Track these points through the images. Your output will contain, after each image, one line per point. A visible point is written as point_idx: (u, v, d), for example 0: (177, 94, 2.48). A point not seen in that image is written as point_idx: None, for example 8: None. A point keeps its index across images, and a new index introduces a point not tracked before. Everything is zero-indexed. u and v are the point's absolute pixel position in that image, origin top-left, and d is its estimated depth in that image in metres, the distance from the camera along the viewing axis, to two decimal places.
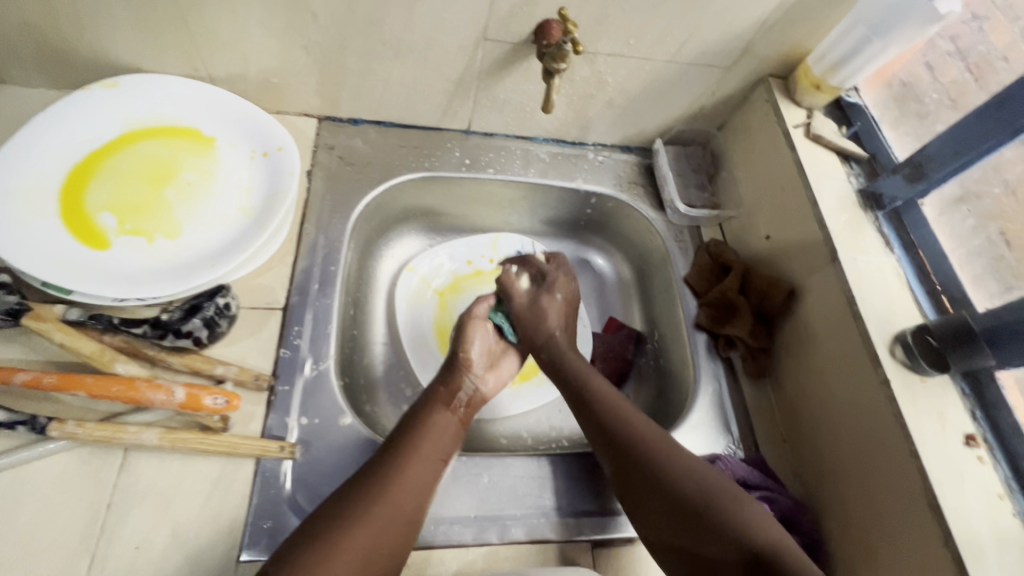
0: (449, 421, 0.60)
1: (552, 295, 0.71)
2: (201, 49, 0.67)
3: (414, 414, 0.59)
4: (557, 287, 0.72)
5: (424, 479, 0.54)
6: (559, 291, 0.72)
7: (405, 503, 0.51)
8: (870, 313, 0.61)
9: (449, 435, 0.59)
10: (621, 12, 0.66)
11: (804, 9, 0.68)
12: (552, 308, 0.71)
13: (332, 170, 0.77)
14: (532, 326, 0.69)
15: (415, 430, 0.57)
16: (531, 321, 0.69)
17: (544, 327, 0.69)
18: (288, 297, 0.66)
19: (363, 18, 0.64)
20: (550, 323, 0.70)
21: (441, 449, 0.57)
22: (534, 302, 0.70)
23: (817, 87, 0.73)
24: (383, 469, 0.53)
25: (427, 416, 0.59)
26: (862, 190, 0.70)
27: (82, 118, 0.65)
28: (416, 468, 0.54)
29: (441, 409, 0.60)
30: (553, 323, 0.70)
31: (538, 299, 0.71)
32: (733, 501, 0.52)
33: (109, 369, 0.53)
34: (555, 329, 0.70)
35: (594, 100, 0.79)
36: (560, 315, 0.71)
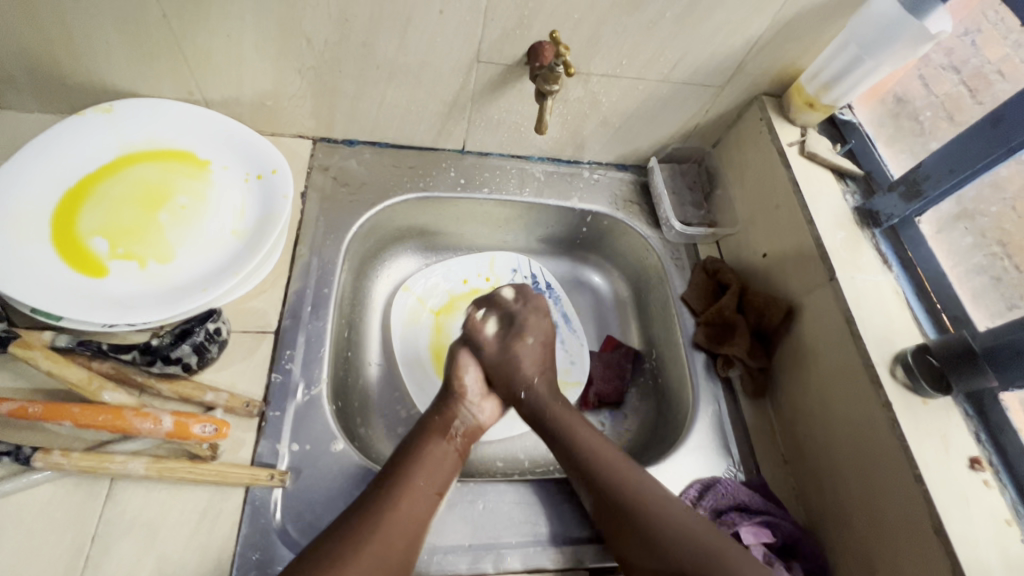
0: (445, 452, 0.59)
1: (522, 342, 0.69)
2: (196, 73, 0.68)
3: (409, 444, 0.59)
4: (528, 330, 0.70)
5: (419, 512, 0.53)
6: (529, 340, 0.69)
7: (398, 539, 0.50)
8: (869, 333, 0.60)
9: (447, 467, 0.58)
10: (613, 34, 0.66)
11: (796, 29, 0.68)
12: (525, 352, 0.68)
13: (327, 192, 0.77)
14: (506, 380, 0.67)
15: (409, 462, 0.56)
16: (506, 369, 0.67)
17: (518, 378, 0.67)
18: (281, 320, 0.65)
19: (356, 42, 0.65)
20: (523, 374, 0.67)
21: (436, 481, 0.56)
22: (505, 348, 0.68)
23: (810, 105, 0.74)
24: (373, 503, 0.52)
25: (421, 447, 0.58)
26: (858, 208, 0.70)
27: (76, 143, 0.65)
28: (410, 503, 0.53)
29: (438, 439, 0.60)
30: (529, 374, 0.67)
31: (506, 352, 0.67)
32: (711, 546, 0.52)
33: (95, 397, 0.52)
34: (532, 378, 0.67)
35: (588, 119, 0.79)
36: (536, 361, 0.68)
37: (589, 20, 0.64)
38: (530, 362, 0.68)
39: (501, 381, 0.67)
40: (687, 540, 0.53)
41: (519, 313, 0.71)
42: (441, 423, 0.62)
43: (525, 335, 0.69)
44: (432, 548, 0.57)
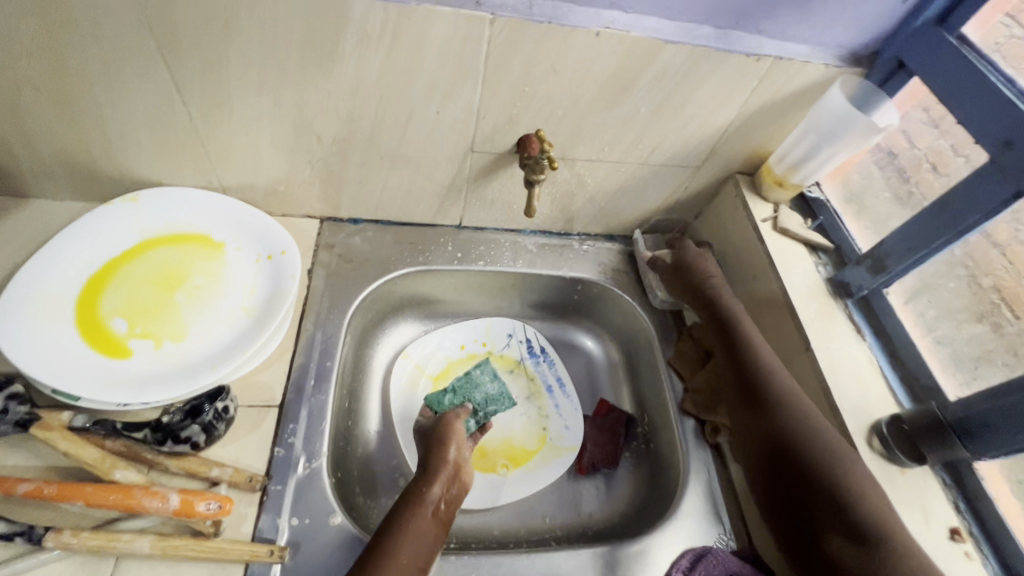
0: (428, 522, 0.60)
1: (705, 265, 0.80)
2: (215, 164, 0.74)
3: (397, 513, 0.60)
4: (704, 262, 0.81)
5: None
6: (708, 265, 0.80)
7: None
8: (846, 402, 0.63)
9: (428, 544, 0.59)
10: (594, 126, 0.73)
11: (761, 118, 0.75)
12: (700, 264, 0.81)
13: (332, 268, 0.82)
14: (693, 280, 0.79)
15: (398, 533, 0.58)
16: (701, 276, 0.79)
17: (690, 267, 0.80)
18: (284, 394, 0.68)
19: (362, 138, 0.72)
20: (704, 277, 0.79)
21: (419, 557, 0.57)
22: (693, 262, 0.81)
23: (779, 184, 0.79)
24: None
25: (411, 517, 0.59)
26: (831, 279, 0.74)
27: (105, 230, 0.71)
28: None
29: (426, 511, 0.61)
30: (710, 280, 0.78)
31: (692, 258, 0.81)
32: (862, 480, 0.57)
33: (107, 476, 0.54)
34: (699, 281, 0.79)
35: (576, 196, 0.85)
36: (716, 271, 0.80)
37: (571, 116, 0.71)
38: (713, 274, 0.79)
39: (700, 270, 0.80)
40: (836, 458, 0.58)
41: (691, 255, 0.82)
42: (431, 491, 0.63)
43: (705, 258, 0.82)
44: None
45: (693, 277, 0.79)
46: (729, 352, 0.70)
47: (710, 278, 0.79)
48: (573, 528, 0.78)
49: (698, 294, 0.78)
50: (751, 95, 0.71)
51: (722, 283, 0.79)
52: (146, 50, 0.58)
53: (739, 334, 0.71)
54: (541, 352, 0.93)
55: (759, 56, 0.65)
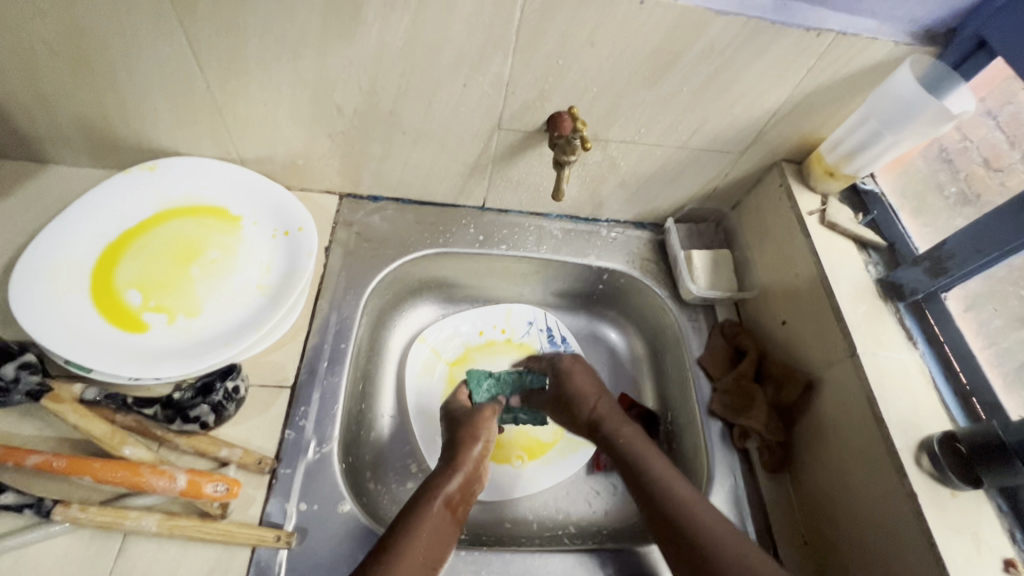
0: (443, 517, 0.59)
1: (578, 381, 0.73)
2: (234, 135, 0.72)
3: (411, 506, 0.59)
4: (579, 376, 0.74)
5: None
6: (578, 376, 0.73)
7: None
8: (893, 415, 0.58)
9: (444, 537, 0.58)
10: (631, 105, 0.68)
11: (816, 101, 0.68)
12: (574, 375, 0.73)
13: (350, 247, 0.79)
14: (579, 400, 0.72)
15: (409, 526, 0.56)
16: (579, 398, 0.72)
17: (564, 394, 0.72)
18: (297, 375, 0.67)
19: (384, 111, 0.68)
20: (572, 390, 0.72)
21: (434, 549, 0.56)
22: (559, 387, 0.73)
23: (830, 174, 0.73)
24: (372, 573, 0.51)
25: (425, 510, 0.58)
26: (881, 280, 0.68)
27: (122, 199, 0.70)
28: (408, 574, 0.52)
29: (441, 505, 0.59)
30: (582, 398, 0.72)
31: (563, 378, 0.73)
32: None
33: (116, 452, 0.53)
34: (581, 411, 0.71)
35: (606, 180, 0.80)
36: (592, 385, 0.73)
37: (607, 94, 0.66)
38: (597, 391, 0.73)
39: (580, 385, 0.73)
40: None
41: (561, 365, 0.75)
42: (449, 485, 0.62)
43: (586, 369, 0.75)
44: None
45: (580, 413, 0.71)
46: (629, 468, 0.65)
47: (592, 394, 0.72)
48: (589, 526, 0.75)
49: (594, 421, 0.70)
50: (808, 74, 0.64)
51: (598, 397, 0.72)
52: (161, 12, 0.55)
53: (633, 452, 0.66)
54: (563, 342, 0.89)
55: (820, 31, 0.59)
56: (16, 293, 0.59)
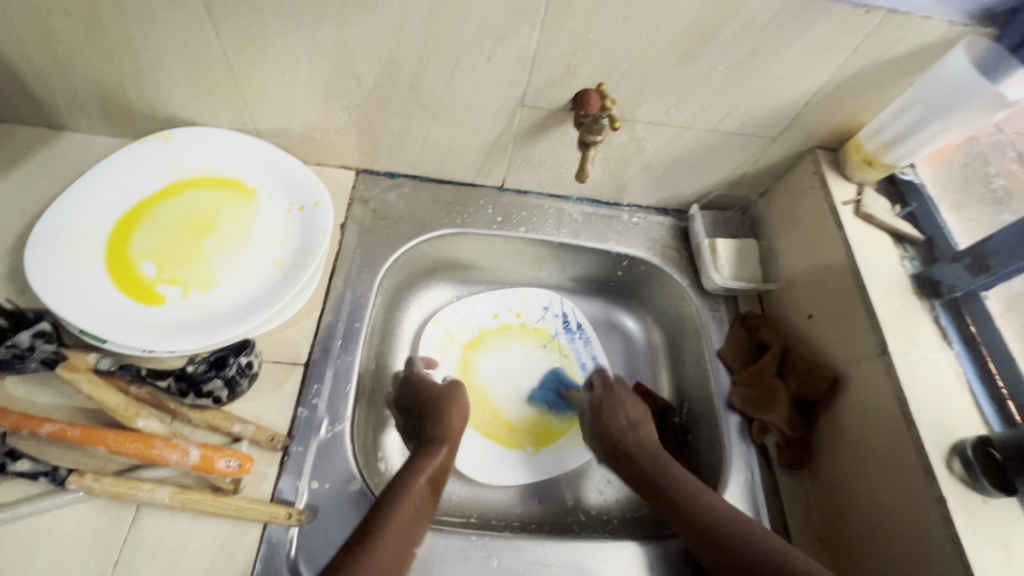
0: (423, 495, 0.58)
1: (620, 409, 0.73)
2: (249, 105, 0.70)
3: (389, 487, 0.58)
4: (624, 402, 0.74)
5: (395, 562, 0.52)
6: (619, 407, 0.73)
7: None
8: (924, 417, 0.56)
9: (424, 515, 0.57)
10: (662, 83, 0.65)
11: (858, 84, 0.65)
12: (614, 407, 0.74)
13: (366, 224, 0.77)
14: (616, 427, 0.71)
15: (388, 508, 0.55)
16: (618, 428, 0.71)
17: (603, 424, 0.72)
18: (310, 352, 0.66)
19: (404, 84, 0.66)
20: (611, 422, 0.72)
21: (416, 525, 0.55)
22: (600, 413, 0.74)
23: (868, 163, 0.70)
24: (355, 556, 0.50)
25: (404, 487, 0.57)
26: (917, 275, 0.66)
27: (137, 168, 0.69)
28: (390, 547, 0.52)
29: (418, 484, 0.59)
30: (616, 427, 0.71)
31: (605, 406, 0.75)
32: None
33: (130, 423, 0.53)
34: (614, 434, 0.71)
35: (631, 163, 0.77)
36: (634, 414, 0.73)
37: (637, 71, 0.63)
38: (640, 422, 0.72)
39: (614, 411, 0.73)
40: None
41: (603, 396, 0.76)
42: (424, 465, 0.61)
43: (634, 400, 0.75)
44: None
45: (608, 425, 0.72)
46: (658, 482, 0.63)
47: (627, 425, 0.71)
48: (599, 515, 0.74)
49: (621, 444, 0.69)
50: (852, 55, 0.61)
51: (636, 428, 0.71)
52: None
53: (660, 468, 0.64)
54: (578, 329, 0.88)
55: (870, 7, 0.55)
56: (31, 262, 0.59)
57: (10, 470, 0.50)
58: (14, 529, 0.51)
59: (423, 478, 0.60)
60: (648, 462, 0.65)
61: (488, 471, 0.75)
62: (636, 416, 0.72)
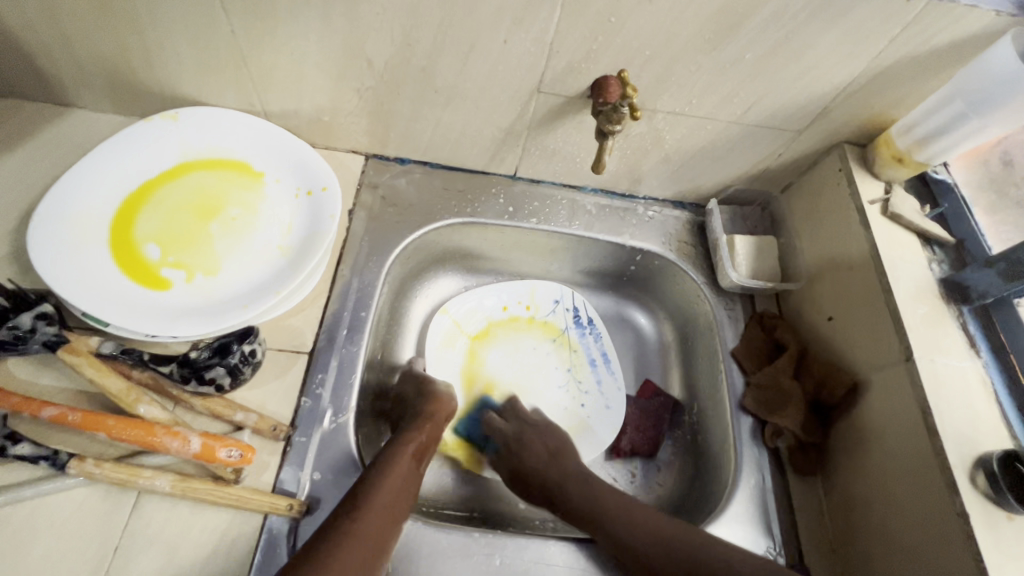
0: (411, 464, 0.59)
1: (534, 447, 0.69)
2: (258, 86, 0.68)
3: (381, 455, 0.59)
4: (537, 438, 0.70)
5: (388, 523, 0.53)
6: (534, 443, 0.69)
7: (362, 560, 0.49)
8: (947, 428, 0.53)
9: (412, 484, 0.57)
10: (685, 71, 0.62)
11: (894, 76, 0.61)
12: (528, 443, 0.69)
13: (374, 211, 0.76)
14: (532, 467, 0.67)
15: (378, 475, 0.56)
16: (535, 465, 0.67)
17: (515, 464, 0.68)
18: (315, 341, 0.65)
19: (417, 66, 0.63)
20: (523, 459, 0.68)
21: (405, 490, 0.56)
22: (506, 454, 0.70)
23: (899, 160, 0.67)
24: (343, 522, 0.50)
25: (392, 457, 0.58)
26: (945, 279, 0.63)
27: (143, 147, 0.67)
28: (381, 509, 0.53)
29: (406, 453, 0.59)
30: (531, 468, 0.67)
31: (514, 445, 0.70)
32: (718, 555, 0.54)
33: (131, 409, 0.53)
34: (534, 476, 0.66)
35: (649, 155, 0.75)
36: (545, 449, 0.68)
37: (661, 58, 0.60)
38: (549, 455, 0.68)
39: (533, 442, 0.69)
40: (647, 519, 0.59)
41: (512, 433, 0.71)
42: (412, 435, 0.62)
43: (553, 433, 0.71)
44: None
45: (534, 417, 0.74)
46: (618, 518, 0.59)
47: (546, 456, 0.68)
48: None
49: (546, 479, 0.66)
50: (889, 45, 0.58)
51: (552, 463, 0.67)
52: None
53: (614, 504, 0.61)
54: (589, 324, 0.85)
55: None
56: (35, 241, 0.58)
57: (10, 454, 0.49)
58: (15, 511, 0.50)
59: (411, 447, 0.61)
60: (581, 497, 0.63)
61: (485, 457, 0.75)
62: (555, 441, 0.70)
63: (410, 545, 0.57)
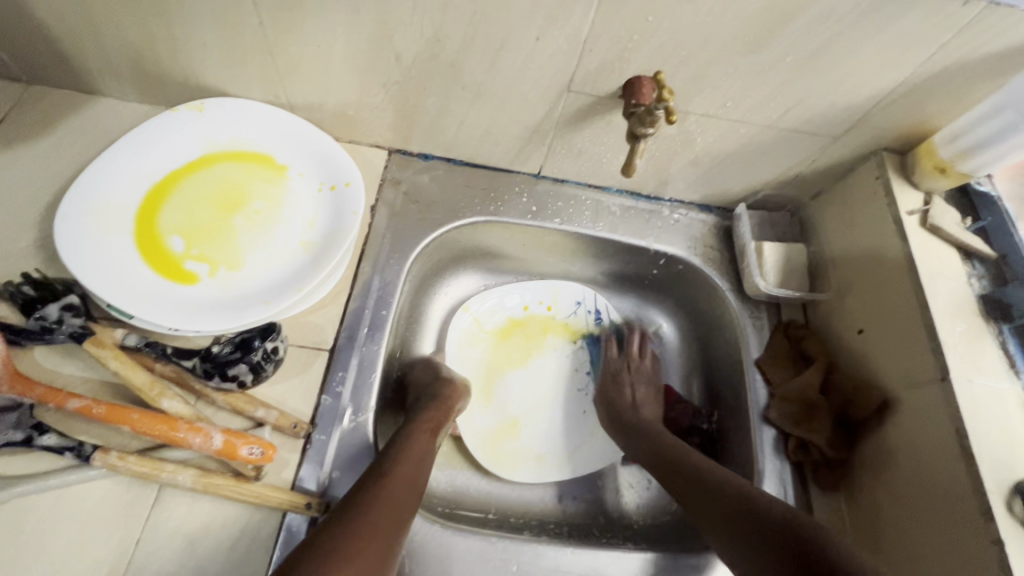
0: (426, 442, 0.59)
1: (630, 386, 0.79)
2: (283, 78, 0.67)
3: (397, 434, 0.59)
4: (634, 382, 0.80)
5: (409, 494, 0.53)
6: (627, 382, 0.80)
7: (386, 526, 0.49)
8: (984, 451, 0.52)
9: (428, 459, 0.58)
10: (722, 73, 0.60)
11: (942, 83, 0.59)
12: (617, 386, 0.79)
13: (396, 207, 0.75)
14: (622, 399, 0.77)
15: (396, 452, 0.56)
16: (621, 402, 0.77)
17: (608, 397, 0.78)
18: (336, 338, 0.64)
19: (445, 62, 0.62)
20: (614, 396, 0.78)
21: (421, 467, 0.56)
22: (604, 389, 0.80)
23: (941, 171, 0.65)
24: (365, 495, 0.50)
25: (408, 437, 0.59)
26: (985, 295, 0.61)
27: (169, 138, 0.67)
28: (400, 481, 0.53)
29: (422, 430, 0.61)
30: (620, 399, 0.77)
31: (610, 378, 0.81)
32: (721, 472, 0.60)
33: (155, 403, 0.53)
34: (622, 406, 0.76)
35: (678, 157, 0.73)
36: (635, 395, 0.78)
37: (697, 59, 0.58)
38: (638, 400, 0.77)
39: (624, 382, 0.79)
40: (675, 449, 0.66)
41: (620, 368, 0.81)
42: (426, 412, 0.63)
43: (647, 381, 0.80)
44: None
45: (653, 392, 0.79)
46: (694, 488, 0.59)
47: (630, 402, 0.77)
48: (619, 519, 0.73)
49: (625, 417, 0.74)
50: (939, 51, 0.55)
51: (639, 409, 0.76)
52: None
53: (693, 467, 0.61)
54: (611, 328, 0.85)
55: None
56: (61, 232, 0.58)
57: (37, 444, 0.50)
58: (41, 499, 0.51)
59: (425, 424, 0.61)
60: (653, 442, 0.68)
61: (511, 454, 0.76)
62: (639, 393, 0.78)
63: (428, 547, 0.57)
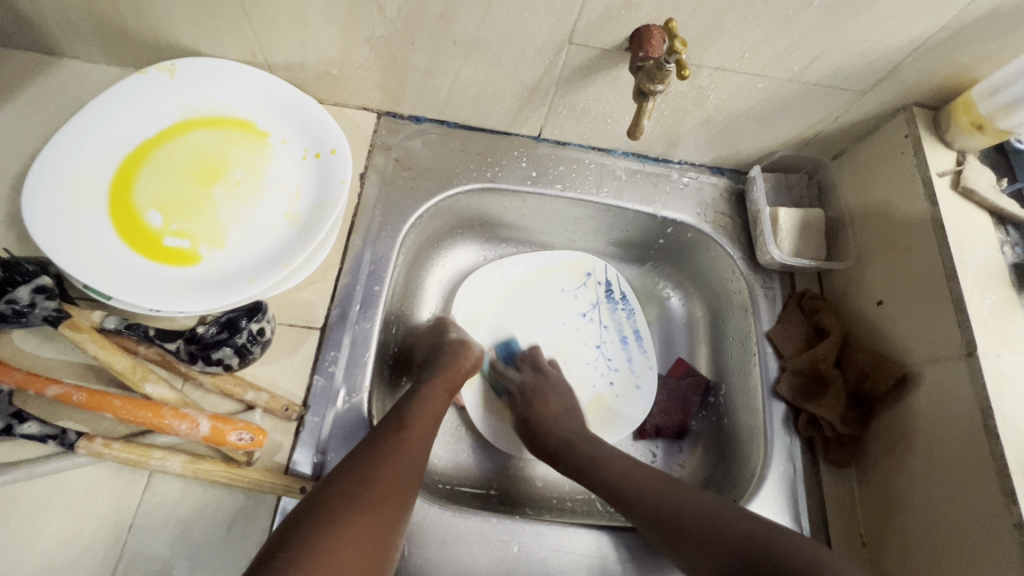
0: (441, 396, 0.59)
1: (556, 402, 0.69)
2: (258, 35, 0.61)
3: (411, 392, 0.58)
4: (551, 395, 0.70)
5: (421, 453, 0.52)
6: (548, 399, 0.70)
7: (393, 492, 0.47)
8: (1009, 431, 0.49)
9: (441, 413, 0.57)
10: (739, 21, 0.54)
11: (985, 27, 0.53)
12: (546, 394, 0.70)
13: (387, 175, 0.70)
14: (550, 415, 0.68)
15: (411, 407, 0.55)
16: (547, 417, 0.68)
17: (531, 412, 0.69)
18: (327, 315, 0.62)
19: (433, 14, 0.56)
20: (539, 409, 0.69)
21: (433, 420, 0.56)
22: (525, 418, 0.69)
23: (978, 128, 0.59)
24: (363, 461, 0.48)
25: (426, 392, 0.58)
26: (1017, 264, 0.58)
27: (139, 103, 0.62)
28: (410, 440, 0.52)
29: (439, 388, 0.59)
30: (552, 416, 0.68)
31: (526, 397, 0.70)
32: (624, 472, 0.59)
33: (138, 388, 0.51)
34: (548, 423, 0.67)
35: (689, 116, 0.67)
36: (560, 404, 0.69)
37: (712, 5, 0.52)
38: (563, 413, 0.68)
39: (545, 394, 0.70)
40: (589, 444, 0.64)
41: (539, 383, 0.72)
42: (444, 368, 0.62)
43: (557, 385, 0.72)
44: (413, 567, 0.54)
45: (542, 415, 0.68)
46: (709, 541, 0.51)
47: (561, 412, 0.69)
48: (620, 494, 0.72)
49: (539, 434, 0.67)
50: None
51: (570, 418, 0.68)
52: None
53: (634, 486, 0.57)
54: (621, 300, 0.82)
55: None
56: (28, 209, 0.54)
57: (18, 433, 0.48)
58: (28, 487, 0.50)
59: (440, 383, 0.60)
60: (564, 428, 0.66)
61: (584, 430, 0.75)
62: (558, 407, 0.69)
63: (429, 529, 0.56)
